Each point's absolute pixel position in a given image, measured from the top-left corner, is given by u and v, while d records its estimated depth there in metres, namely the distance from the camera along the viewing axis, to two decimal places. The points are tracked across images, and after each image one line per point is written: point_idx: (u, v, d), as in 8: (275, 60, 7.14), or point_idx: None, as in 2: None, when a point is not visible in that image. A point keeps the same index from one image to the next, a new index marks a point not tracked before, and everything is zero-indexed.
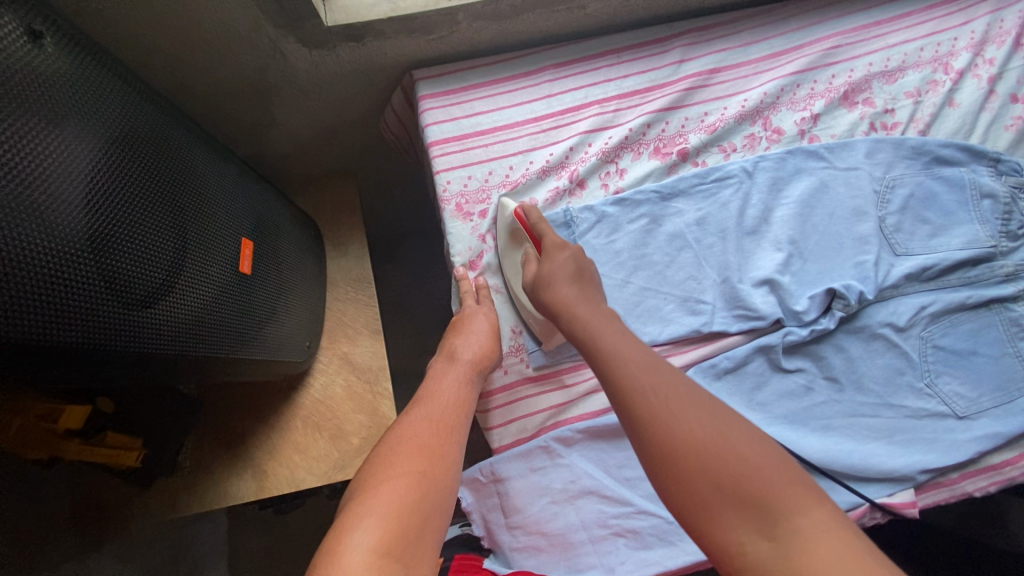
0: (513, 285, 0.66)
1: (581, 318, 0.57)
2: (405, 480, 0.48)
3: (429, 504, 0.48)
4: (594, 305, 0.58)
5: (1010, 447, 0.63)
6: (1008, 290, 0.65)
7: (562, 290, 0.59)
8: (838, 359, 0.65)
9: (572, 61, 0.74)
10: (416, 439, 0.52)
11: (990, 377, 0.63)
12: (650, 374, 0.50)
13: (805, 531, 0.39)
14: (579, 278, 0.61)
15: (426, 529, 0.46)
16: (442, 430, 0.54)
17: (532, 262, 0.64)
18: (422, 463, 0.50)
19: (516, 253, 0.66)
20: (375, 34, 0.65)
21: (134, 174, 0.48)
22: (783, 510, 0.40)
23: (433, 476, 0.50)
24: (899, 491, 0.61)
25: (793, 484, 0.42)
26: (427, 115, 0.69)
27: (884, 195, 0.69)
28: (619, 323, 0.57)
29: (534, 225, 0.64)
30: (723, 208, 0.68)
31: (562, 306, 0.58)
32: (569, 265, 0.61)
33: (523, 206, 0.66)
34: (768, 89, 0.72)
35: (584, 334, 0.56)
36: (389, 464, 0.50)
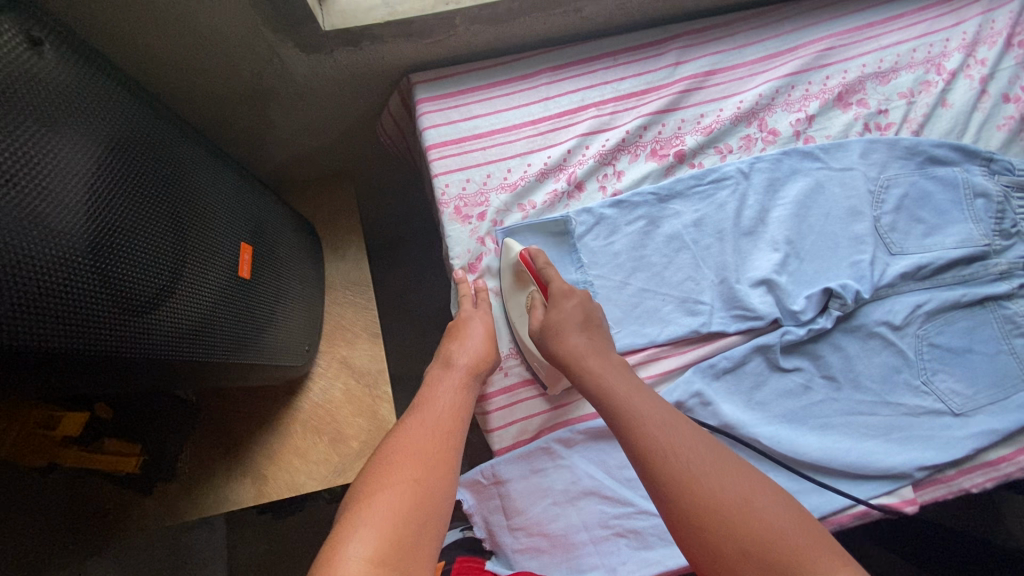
0: (517, 328, 0.65)
1: (593, 373, 0.57)
2: (401, 487, 0.49)
3: (425, 511, 0.48)
4: (605, 357, 0.59)
5: (1006, 443, 0.63)
6: (1002, 288, 0.66)
7: (572, 340, 0.58)
8: (835, 358, 0.65)
9: (569, 64, 0.75)
10: (411, 446, 0.52)
11: (986, 374, 0.64)
12: (666, 431, 0.51)
13: None
14: (587, 325, 0.60)
15: (423, 537, 0.46)
16: (437, 436, 0.54)
17: (538, 308, 0.64)
18: (417, 470, 0.50)
19: (521, 294, 0.66)
20: (372, 38, 0.65)
21: (133, 180, 0.48)
22: (811, 575, 0.41)
23: (429, 483, 0.50)
24: (897, 488, 0.62)
25: (816, 544, 0.43)
26: (425, 119, 0.69)
27: (878, 195, 0.70)
28: (632, 376, 0.57)
29: (540, 270, 0.63)
30: (720, 209, 0.69)
31: (573, 358, 0.57)
32: (579, 313, 0.60)
33: (529, 250, 0.65)
34: (764, 91, 0.73)
35: (598, 391, 0.56)
36: (384, 473, 0.50)
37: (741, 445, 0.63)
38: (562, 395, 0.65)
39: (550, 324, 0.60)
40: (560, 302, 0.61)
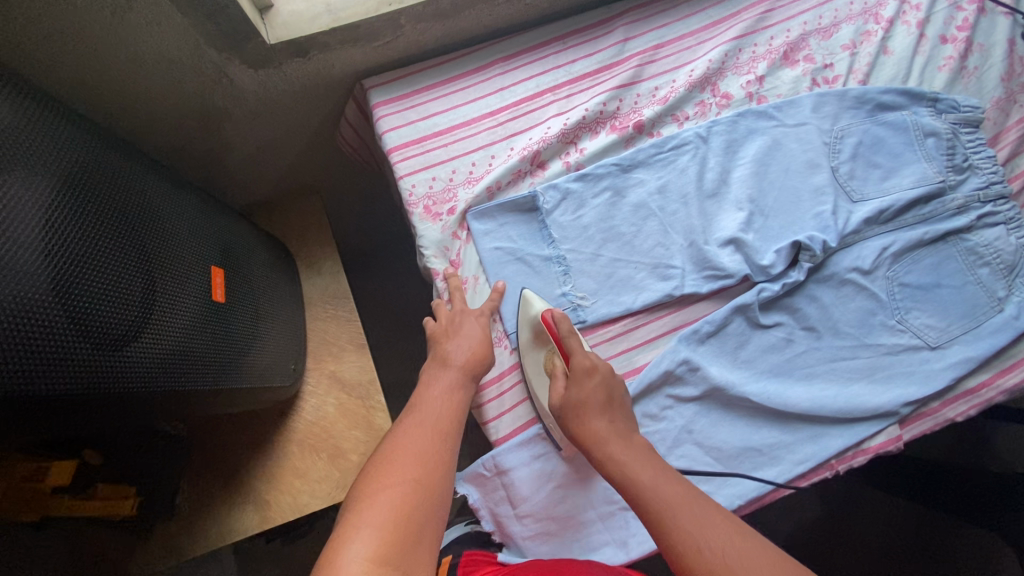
0: (535, 389, 0.62)
1: (603, 447, 0.55)
2: (401, 487, 0.48)
3: (425, 510, 0.48)
4: (627, 440, 0.55)
5: (983, 369, 0.66)
6: (961, 221, 0.68)
7: (594, 425, 0.55)
8: (812, 308, 0.67)
9: (521, 52, 0.75)
10: (409, 448, 0.52)
11: (957, 305, 0.66)
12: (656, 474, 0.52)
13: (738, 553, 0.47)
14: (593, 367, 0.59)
15: (423, 535, 0.46)
16: (433, 437, 0.54)
17: (558, 376, 0.60)
18: (417, 470, 0.50)
19: (540, 350, 0.63)
20: (320, 47, 0.64)
21: (91, 214, 0.47)
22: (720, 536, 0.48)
23: (427, 483, 0.50)
24: (884, 427, 0.64)
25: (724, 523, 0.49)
26: (383, 122, 0.70)
27: (834, 146, 0.71)
28: (648, 450, 0.55)
29: (563, 338, 0.59)
30: (683, 175, 0.70)
31: (586, 432, 0.55)
32: (598, 386, 0.57)
33: (552, 310, 0.62)
34: (713, 57, 0.74)
35: (603, 456, 0.54)
36: (383, 475, 0.50)
37: (733, 405, 0.64)
38: (581, 463, 0.62)
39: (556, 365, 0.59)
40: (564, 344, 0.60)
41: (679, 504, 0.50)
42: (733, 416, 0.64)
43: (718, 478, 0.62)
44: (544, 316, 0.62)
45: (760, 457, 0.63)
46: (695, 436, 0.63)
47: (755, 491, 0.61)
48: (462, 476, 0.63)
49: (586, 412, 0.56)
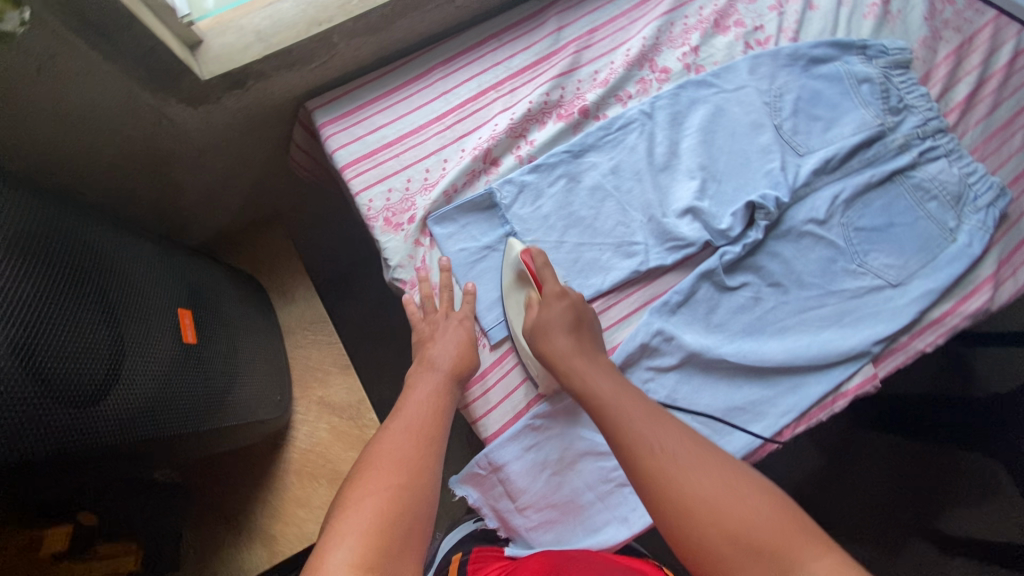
0: (513, 326, 0.65)
1: (578, 372, 0.57)
2: (386, 493, 0.49)
3: (409, 514, 0.48)
4: (592, 358, 0.59)
5: (946, 300, 0.68)
6: (904, 160, 0.71)
7: (558, 342, 0.59)
8: (775, 265, 0.68)
9: (458, 55, 0.75)
10: (394, 452, 0.53)
11: (912, 241, 0.69)
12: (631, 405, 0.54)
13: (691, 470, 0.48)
14: (658, 422, 0.52)
15: (407, 538, 0.47)
16: (418, 441, 0.54)
17: (532, 306, 0.63)
18: (401, 473, 0.51)
19: (519, 292, 0.65)
20: (256, 75, 0.64)
21: (46, 271, 0.47)
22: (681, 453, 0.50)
23: (412, 487, 0.50)
24: (858, 369, 0.66)
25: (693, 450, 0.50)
26: (331, 141, 0.70)
27: (774, 104, 0.73)
28: (618, 376, 0.58)
29: (537, 271, 0.63)
30: (633, 153, 0.71)
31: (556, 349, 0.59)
32: (587, 352, 0.59)
33: (529, 251, 0.65)
34: (647, 34, 0.75)
35: (581, 390, 0.56)
36: (369, 479, 0.50)
37: (713, 369, 0.66)
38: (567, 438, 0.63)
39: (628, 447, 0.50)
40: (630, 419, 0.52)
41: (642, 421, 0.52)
42: (714, 379, 0.66)
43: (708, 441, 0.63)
44: (521, 253, 0.65)
45: (745, 415, 0.64)
46: (680, 404, 0.65)
47: (745, 448, 0.63)
48: (457, 479, 0.63)
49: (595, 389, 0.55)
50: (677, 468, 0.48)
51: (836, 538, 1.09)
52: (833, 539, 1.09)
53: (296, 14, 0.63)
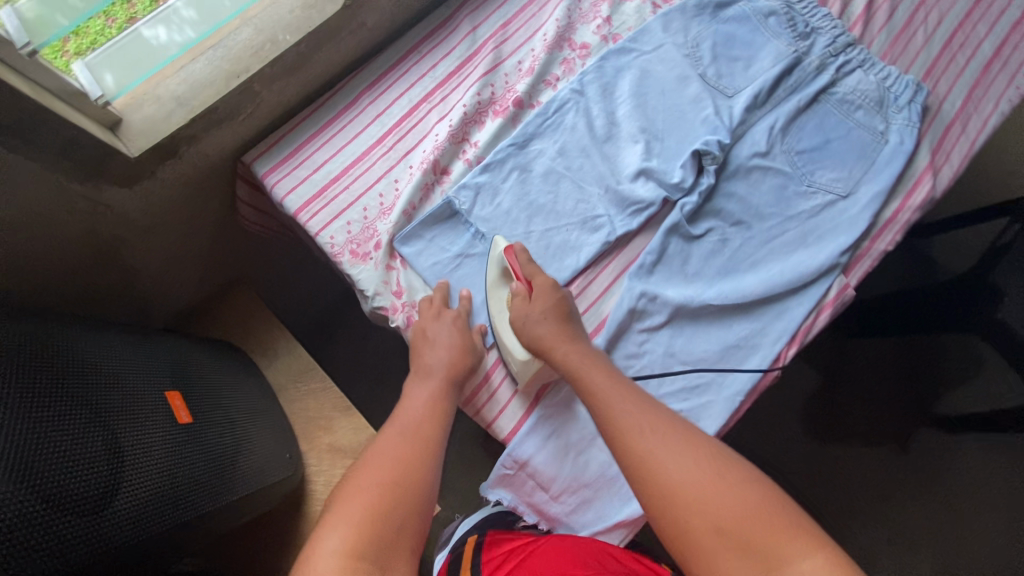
0: (498, 323, 0.64)
1: (562, 360, 0.58)
2: (379, 489, 0.50)
3: (402, 509, 0.49)
4: (577, 343, 0.60)
5: (894, 198, 0.72)
6: (824, 79, 0.74)
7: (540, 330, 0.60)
8: (733, 204, 0.71)
9: (383, 75, 0.75)
10: (389, 451, 0.53)
11: (850, 153, 0.72)
12: (615, 392, 0.55)
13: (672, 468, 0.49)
14: (668, 434, 0.51)
15: (400, 531, 0.48)
16: (417, 443, 0.55)
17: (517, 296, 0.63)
18: (396, 471, 0.52)
19: (504, 288, 0.65)
20: (187, 141, 0.63)
21: (20, 385, 0.45)
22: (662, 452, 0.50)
23: (406, 485, 0.51)
24: (831, 282, 0.69)
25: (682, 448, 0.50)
26: (278, 189, 0.69)
27: (694, 55, 0.76)
28: (606, 364, 0.59)
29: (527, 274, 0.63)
30: (575, 131, 0.73)
31: (546, 345, 0.59)
32: (590, 363, 0.58)
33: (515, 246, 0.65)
34: (559, 16, 0.77)
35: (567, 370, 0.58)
36: (365, 477, 0.51)
37: (701, 316, 0.68)
38: (567, 449, 0.63)
39: (638, 466, 0.50)
40: (638, 435, 0.51)
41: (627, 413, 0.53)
42: (705, 325, 0.67)
43: (714, 385, 0.65)
44: (505, 250, 0.65)
45: (741, 351, 0.67)
46: (679, 357, 0.66)
47: (749, 382, 0.65)
48: (488, 484, 0.63)
49: (603, 404, 0.54)
50: (684, 485, 0.48)
51: (848, 447, 1.15)
52: (846, 448, 1.15)
53: (211, 72, 0.62)
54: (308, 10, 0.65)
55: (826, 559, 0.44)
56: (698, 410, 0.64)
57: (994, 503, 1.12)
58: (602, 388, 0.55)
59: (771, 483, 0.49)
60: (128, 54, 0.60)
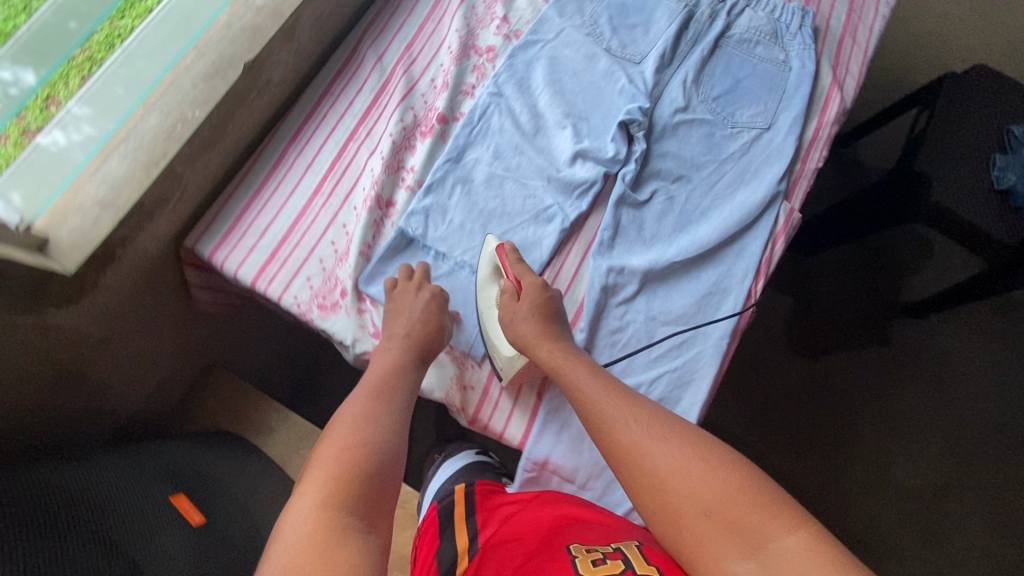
0: (487, 322, 0.66)
1: (543, 357, 0.59)
2: (346, 449, 0.50)
3: (373, 465, 0.49)
4: (557, 339, 0.60)
5: (811, 118, 0.76)
6: (718, 26, 0.78)
7: (523, 327, 0.61)
8: (670, 162, 0.73)
9: (302, 126, 0.75)
10: (350, 415, 0.54)
11: (761, 87, 0.76)
12: (599, 387, 0.56)
13: (656, 458, 0.49)
14: (653, 424, 0.52)
15: (373, 485, 0.48)
16: (381, 407, 0.55)
17: (506, 293, 0.64)
18: (361, 430, 0.52)
19: (493, 286, 0.67)
20: (122, 242, 0.61)
21: (6, 523, 0.43)
22: (646, 442, 0.50)
23: (373, 442, 0.51)
24: (777, 211, 0.72)
25: (665, 437, 0.51)
26: (229, 264, 0.68)
27: (595, 32, 0.78)
28: (587, 358, 0.59)
29: (513, 266, 0.65)
30: (504, 133, 0.74)
31: (527, 345, 0.60)
32: (572, 358, 0.59)
33: (505, 245, 0.67)
34: (458, 26, 0.78)
35: (549, 363, 0.58)
36: (331, 446, 0.50)
37: (669, 275, 0.70)
38: (577, 444, 0.63)
39: (627, 457, 0.51)
40: (624, 425, 0.52)
41: (610, 405, 0.54)
42: (675, 282, 0.70)
43: (700, 335, 0.67)
44: (496, 248, 0.67)
45: (714, 297, 0.69)
46: (660, 319, 0.68)
47: (730, 323, 0.67)
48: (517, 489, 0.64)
49: (589, 398, 0.55)
50: (669, 470, 0.48)
51: (836, 358, 1.20)
52: (834, 360, 1.20)
53: (129, 168, 0.60)
54: (210, 81, 0.63)
55: (808, 534, 0.43)
56: (691, 364, 0.66)
57: (975, 371, 1.19)
58: (585, 384, 0.56)
59: (754, 467, 0.49)
60: (49, 174, 0.58)
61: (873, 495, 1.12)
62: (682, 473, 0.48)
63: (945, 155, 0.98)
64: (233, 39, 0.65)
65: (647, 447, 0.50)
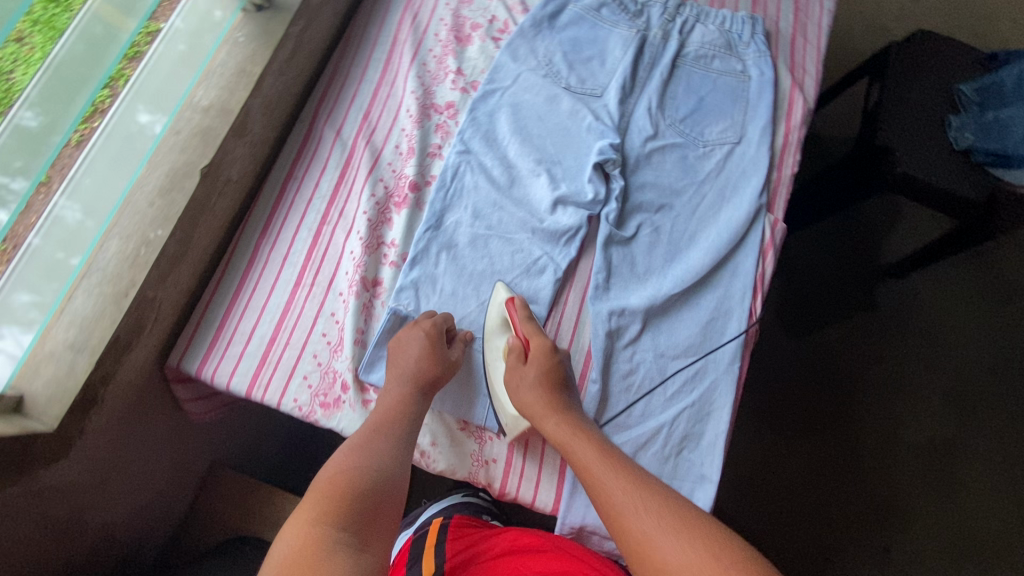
0: (493, 377, 0.65)
1: (550, 433, 0.58)
2: (340, 474, 0.51)
3: (369, 488, 0.51)
4: (561, 408, 0.59)
5: (779, 124, 0.76)
6: (672, 46, 0.78)
7: (528, 395, 0.60)
8: (649, 192, 0.73)
9: (272, 216, 0.73)
10: (347, 444, 0.55)
11: (725, 101, 0.76)
12: (608, 467, 0.54)
13: (666, 555, 0.47)
14: (662, 514, 0.49)
15: (367, 506, 0.49)
16: (377, 440, 0.55)
17: (512, 351, 0.64)
18: (357, 458, 0.53)
19: (499, 337, 0.66)
20: (104, 381, 0.58)
21: None
22: (655, 533, 0.48)
23: (368, 467, 0.52)
24: (762, 224, 0.72)
25: (675, 528, 0.48)
26: (220, 378, 0.65)
27: (552, 71, 0.77)
28: (596, 432, 0.58)
29: (523, 323, 0.64)
30: (479, 190, 0.72)
31: (531, 413, 0.59)
32: (578, 433, 0.57)
33: (516, 300, 0.65)
34: (414, 88, 0.77)
35: (556, 438, 0.57)
36: (324, 471, 0.52)
37: (669, 307, 0.69)
38: None
39: (638, 551, 0.48)
40: (632, 514, 0.50)
41: (619, 490, 0.52)
42: (676, 313, 0.69)
43: (711, 363, 0.66)
44: (505, 301, 0.66)
45: (718, 322, 0.68)
46: (669, 354, 0.67)
47: (738, 345, 0.67)
48: None
49: (594, 481, 0.53)
50: (680, 569, 0.46)
51: None
52: None
53: (97, 303, 0.58)
54: (166, 195, 0.62)
55: None
56: (708, 395, 0.65)
57: None
58: (593, 465, 0.54)
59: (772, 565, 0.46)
60: (45, 268, 0.57)
61: (893, 472, 1.06)
62: (695, 572, 0.45)
63: (907, 125, 0.89)
64: (184, 146, 0.64)
65: (656, 541, 0.48)
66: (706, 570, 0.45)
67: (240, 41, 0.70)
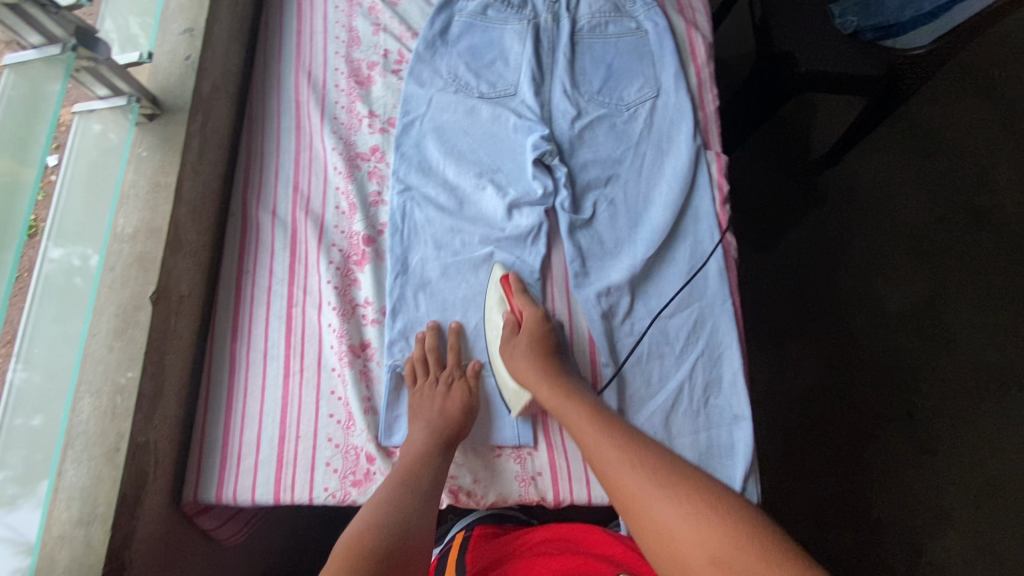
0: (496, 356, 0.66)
1: (543, 397, 0.59)
2: (365, 529, 0.51)
3: (394, 543, 0.50)
4: (554, 377, 0.60)
5: (688, 66, 0.78)
6: (564, 25, 0.79)
7: (520, 362, 0.62)
8: (593, 169, 0.74)
9: (237, 317, 0.70)
10: (375, 497, 0.54)
11: (632, 61, 0.78)
12: (599, 426, 0.55)
13: (653, 504, 0.48)
14: (652, 466, 0.51)
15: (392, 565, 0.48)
16: (408, 491, 0.55)
17: (508, 324, 0.65)
18: (386, 511, 0.52)
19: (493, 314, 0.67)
20: (126, 541, 0.55)
21: None
22: (645, 485, 0.50)
23: (395, 521, 0.51)
24: (706, 163, 0.73)
25: (664, 477, 0.49)
26: (242, 494, 0.63)
27: (462, 84, 0.76)
28: (589, 394, 0.59)
29: (519, 296, 0.65)
30: (432, 222, 0.71)
31: (520, 377, 0.61)
32: (570, 396, 0.59)
33: (513, 277, 0.67)
34: (334, 144, 0.75)
35: (545, 399, 0.59)
36: (347, 532, 0.51)
37: (649, 270, 0.70)
38: None
39: (626, 499, 0.50)
40: (624, 465, 0.51)
41: (613, 447, 0.53)
42: (656, 272, 0.70)
43: (706, 307, 0.68)
44: (501, 279, 0.67)
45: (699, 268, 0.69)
46: (664, 313, 0.68)
47: (723, 282, 0.68)
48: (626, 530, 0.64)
49: (588, 440, 0.55)
50: (664, 516, 0.47)
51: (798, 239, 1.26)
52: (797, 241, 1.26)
53: (90, 468, 0.55)
54: (124, 335, 0.59)
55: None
56: (713, 336, 0.67)
57: None
58: (589, 428, 0.55)
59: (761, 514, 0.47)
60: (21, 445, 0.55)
61: (896, 341, 1.10)
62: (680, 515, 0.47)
63: (795, 28, 0.91)
64: (124, 280, 0.62)
65: (646, 492, 0.49)
66: (691, 513, 0.47)
67: (142, 156, 0.66)
